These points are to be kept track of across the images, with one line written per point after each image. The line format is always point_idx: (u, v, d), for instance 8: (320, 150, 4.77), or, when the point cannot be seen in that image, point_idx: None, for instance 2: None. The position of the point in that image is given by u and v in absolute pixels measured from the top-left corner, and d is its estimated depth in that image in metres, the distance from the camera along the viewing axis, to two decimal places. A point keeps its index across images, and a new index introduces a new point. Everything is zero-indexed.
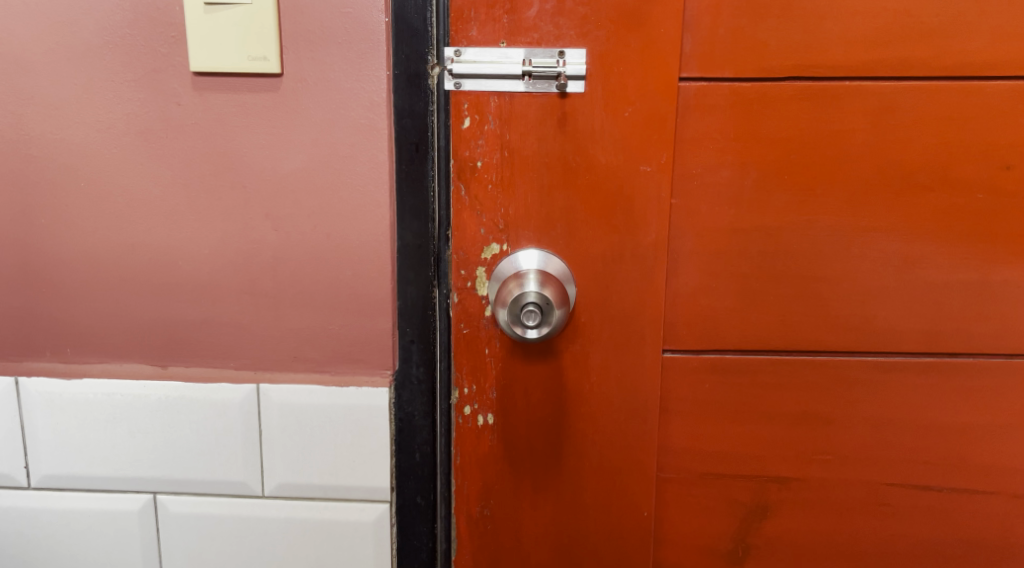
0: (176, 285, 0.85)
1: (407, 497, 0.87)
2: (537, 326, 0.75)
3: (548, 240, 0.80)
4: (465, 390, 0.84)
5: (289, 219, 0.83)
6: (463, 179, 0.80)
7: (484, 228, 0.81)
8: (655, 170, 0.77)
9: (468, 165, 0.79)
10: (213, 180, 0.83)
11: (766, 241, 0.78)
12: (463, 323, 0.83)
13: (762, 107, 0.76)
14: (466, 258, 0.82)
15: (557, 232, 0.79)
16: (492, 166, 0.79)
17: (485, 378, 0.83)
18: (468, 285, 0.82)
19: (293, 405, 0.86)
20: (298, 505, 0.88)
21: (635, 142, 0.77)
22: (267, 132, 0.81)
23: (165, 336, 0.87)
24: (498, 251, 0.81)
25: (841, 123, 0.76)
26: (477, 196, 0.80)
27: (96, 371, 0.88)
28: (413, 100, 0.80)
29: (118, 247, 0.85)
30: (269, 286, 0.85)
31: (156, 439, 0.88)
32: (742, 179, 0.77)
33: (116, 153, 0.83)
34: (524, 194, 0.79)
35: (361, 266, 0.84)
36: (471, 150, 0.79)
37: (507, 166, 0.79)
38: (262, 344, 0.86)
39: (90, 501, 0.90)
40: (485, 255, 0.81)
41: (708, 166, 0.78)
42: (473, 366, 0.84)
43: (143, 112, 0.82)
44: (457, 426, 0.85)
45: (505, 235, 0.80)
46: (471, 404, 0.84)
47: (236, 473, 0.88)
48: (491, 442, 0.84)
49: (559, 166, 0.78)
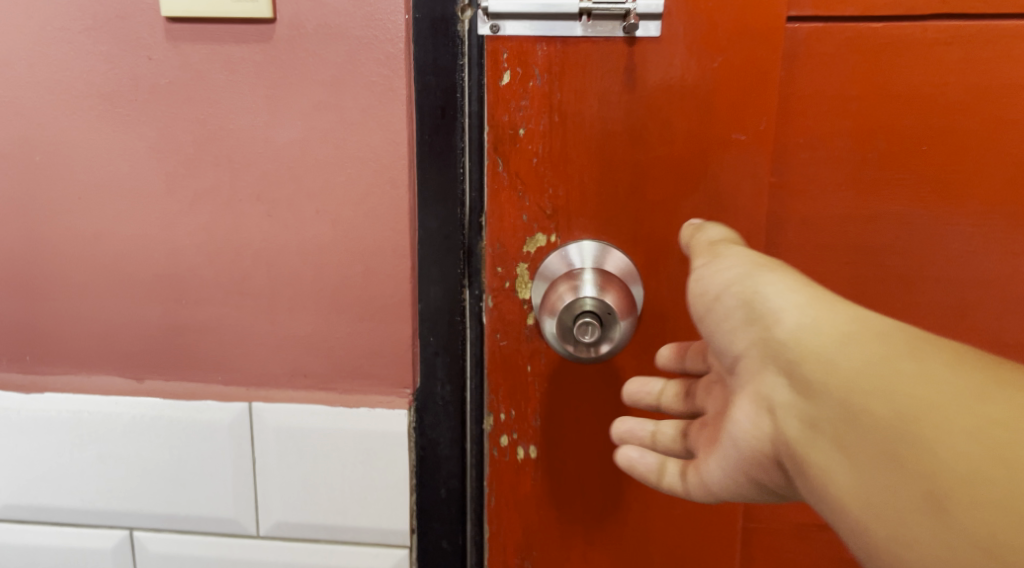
0: (153, 283, 0.70)
1: (431, 541, 0.72)
2: (596, 343, 0.58)
3: (610, 229, 0.63)
4: (501, 416, 0.69)
5: (287, 201, 0.67)
6: (500, 150, 0.63)
7: (527, 214, 0.65)
8: (761, 133, 0.60)
9: (507, 133, 0.63)
10: (192, 153, 0.67)
11: (894, 231, 0.61)
12: (499, 334, 0.67)
13: (889, 58, 0.59)
14: (503, 253, 0.66)
15: (621, 220, 0.63)
16: (539, 135, 0.62)
17: (526, 404, 0.68)
18: (507, 286, 0.66)
19: (292, 429, 0.71)
20: (300, 548, 0.73)
21: (727, 103, 0.60)
22: (257, 92, 0.66)
23: (140, 343, 0.72)
24: (544, 243, 0.65)
25: (996, 82, 0.58)
26: (520, 173, 0.64)
27: (59, 385, 0.73)
28: (438, 52, 0.64)
29: (81, 237, 0.70)
30: (262, 284, 0.69)
31: (131, 466, 0.74)
32: (865, 150, 0.60)
33: (76, 121, 0.67)
34: (580, 171, 0.63)
35: (374, 261, 0.68)
36: (511, 114, 0.62)
37: (558, 136, 0.62)
38: (254, 355, 0.71)
39: (56, 537, 0.76)
40: (527, 248, 0.65)
41: (820, 135, 0.61)
42: (511, 389, 0.68)
43: (105, 68, 0.66)
44: (490, 461, 0.70)
45: (554, 223, 0.64)
46: (508, 435, 0.69)
47: (226, 509, 0.73)
48: (533, 480, 0.69)
49: (623, 137, 0.61)
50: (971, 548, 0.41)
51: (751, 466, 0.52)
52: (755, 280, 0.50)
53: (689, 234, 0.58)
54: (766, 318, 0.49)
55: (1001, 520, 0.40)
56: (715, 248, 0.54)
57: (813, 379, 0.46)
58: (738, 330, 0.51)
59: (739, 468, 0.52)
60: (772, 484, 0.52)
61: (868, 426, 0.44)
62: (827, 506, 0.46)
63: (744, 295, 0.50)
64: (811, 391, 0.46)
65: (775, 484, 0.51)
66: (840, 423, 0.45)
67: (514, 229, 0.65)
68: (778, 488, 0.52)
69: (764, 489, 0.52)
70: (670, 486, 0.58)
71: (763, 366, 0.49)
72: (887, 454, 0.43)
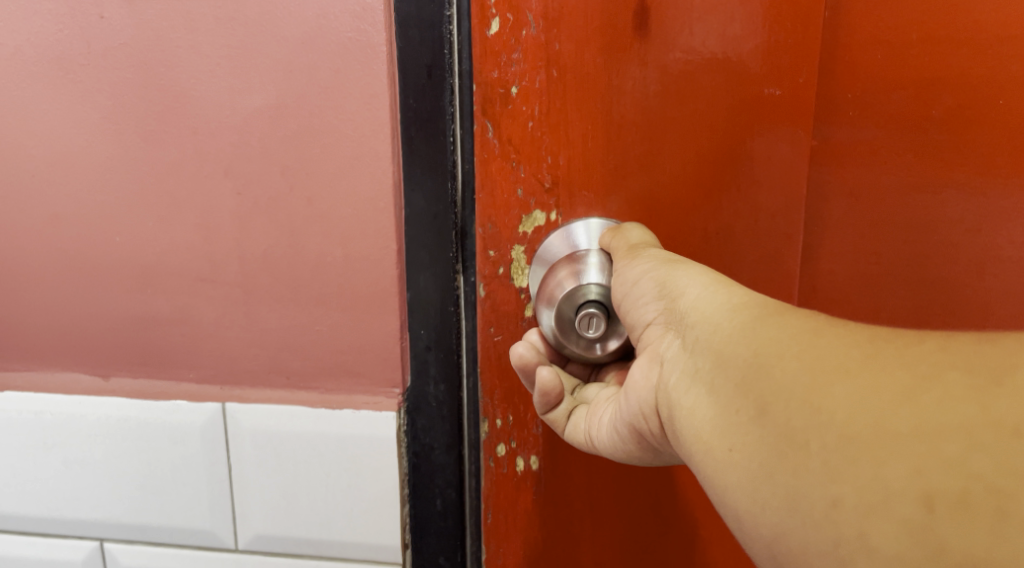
0: (115, 271, 0.63)
1: (428, 559, 0.64)
2: (599, 337, 0.55)
3: (616, 200, 0.59)
4: (498, 421, 0.63)
5: (257, 178, 0.60)
6: (489, 115, 0.57)
7: (522, 188, 0.59)
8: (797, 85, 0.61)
9: (497, 92, 0.57)
10: (153, 125, 0.60)
11: (952, 191, 0.60)
12: (492, 328, 0.61)
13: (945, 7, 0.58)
14: (496, 234, 0.59)
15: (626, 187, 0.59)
16: (534, 92, 0.57)
17: (528, 408, 0.63)
18: (500, 273, 0.60)
19: (270, 433, 0.64)
20: (281, 564, 0.66)
21: (777, 56, 0.60)
22: (222, 53, 0.58)
23: (103, 337, 0.65)
24: (543, 222, 0.59)
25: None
26: (512, 139, 0.58)
27: (20, 382, 0.66)
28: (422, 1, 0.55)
29: (37, 220, 0.63)
30: (234, 271, 0.62)
31: (99, 472, 0.67)
32: (925, 102, 0.60)
33: (27, 91, 0.61)
34: (581, 136, 0.58)
35: (357, 245, 0.60)
36: (501, 70, 0.56)
37: (550, 93, 0.57)
38: (227, 350, 0.64)
39: (22, 548, 0.69)
40: (524, 228, 0.59)
41: (875, 91, 0.61)
42: (511, 391, 0.62)
43: (55, 30, 0.59)
44: (486, 473, 0.63)
45: (554, 197, 0.59)
46: (507, 443, 0.63)
47: (201, 520, 0.66)
48: (535, 493, 0.64)
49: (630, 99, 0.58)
50: (824, 484, 0.40)
51: (636, 417, 0.51)
52: (672, 268, 0.50)
53: (609, 238, 0.56)
54: (674, 294, 0.49)
55: (845, 457, 0.39)
56: (636, 250, 0.53)
57: (700, 338, 0.46)
58: (649, 302, 0.50)
59: (625, 421, 0.52)
60: (652, 438, 0.51)
61: (744, 378, 0.43)
62: (693, 449, 0.45)
63: (659, 277, 0.50)
64: (693, 345, 0.47)
65: (655, 441, 0.51)
66: (719, 375, 0.45)
67: (506, 203, 0.59)
68: (658, 446, 0.51)
69: (643, 441, 0.52)
70: (551, 417, 0.57)
71: (665, 331, 0.49)
72: (753, 400, 0.43)
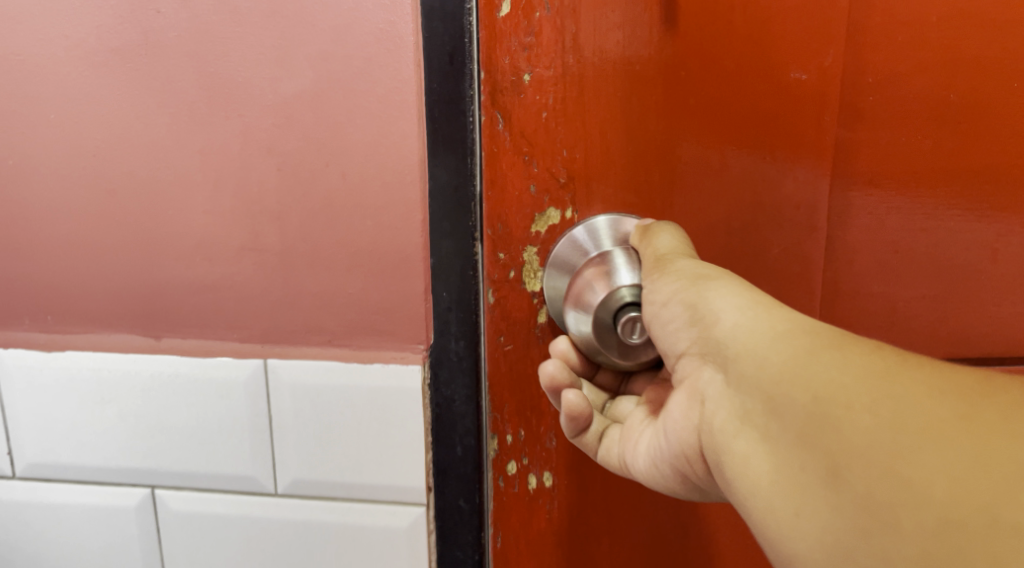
0: (167, 241, 0.70)
1: (450, 499, 0.71)
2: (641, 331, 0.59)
3: (626, 184, 0.66)
4: (508, 439, 0.70)
5: (296, 155, 0.67)
6: (498, 106, 0.64)
7: (536, 183, 0.66)
8: (818, 71, 0.65)
9: (507, 81, 0.64)
10: (204, 108, 0.67)
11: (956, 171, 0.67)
12: (503, 337, 0.68)
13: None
14: (507, 233, 0.66)
15: (634, 174, 0.66)
16: (546, 78, 0.64)
17: (536, 425, 0.70)
18: (510, 277, 0.67)
19: (307, 386, 0.71)
20: (317, 505, 0.73)
21: (800, 39, 0.64)
22: (266, 44, 0.65)
23: (156, 301, 0.72)
24: (558, 219, 0.67)
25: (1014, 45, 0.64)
26: (524, 130, 0.65)
27: (78, 343, 0.73)
28: None
29: (97, 195, 0.70)
30: (275, 240, 0.69)
31: (150, 424, 0.74)
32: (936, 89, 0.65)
33: (90, 78, 0.68)
34: (592, 124, 0.65)
35: (386, 215, 0.67)
36: (512, 60, 0.63)
37: (562, 84, 0.64)
38: (268, 312, 0.71)
39: (80, 494, 0.77)
40: (536, 228, 0.67)
41: (893, 79, 0.65)
42: (518, 408, 0.70)
43: (116, 23, 0.66)
44: (496, 488, 0.72)
45: (568, 191, 0.66)
46: (517, 461, 0.71)
47: (244, 467, 0.73)
48: (546, 507, 0.72)
49: (655, 77, 0.64)
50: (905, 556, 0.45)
51: (684, 457, 0.57)
52: (700, 285, 0.54)
53: (640, 238, 0.61)
54: (708, 320, 0.53)
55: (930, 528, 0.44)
56: (661, 261, 0.58)
57: (753, 386, 0.51)
58: (682, 330, 0.55)
59: (672, 459, 0.58)
60: (696, 477, 0.57)
61: (813, 437, 0.48)
62: (753, 503, 0.50)
63: (689, 301, 0.54)
64: (743, 389, 0.51)
65: (700, 478, 0.57)
66: (779, 428, 0.49)
67: (517, 197, 0.66)
68: (704, 484, 0.57)
69: (688, 479, 0.58)
70: (583, 440, 0.64)
71: (703, 364, 0.54)
72: (823, 462, 0.47)
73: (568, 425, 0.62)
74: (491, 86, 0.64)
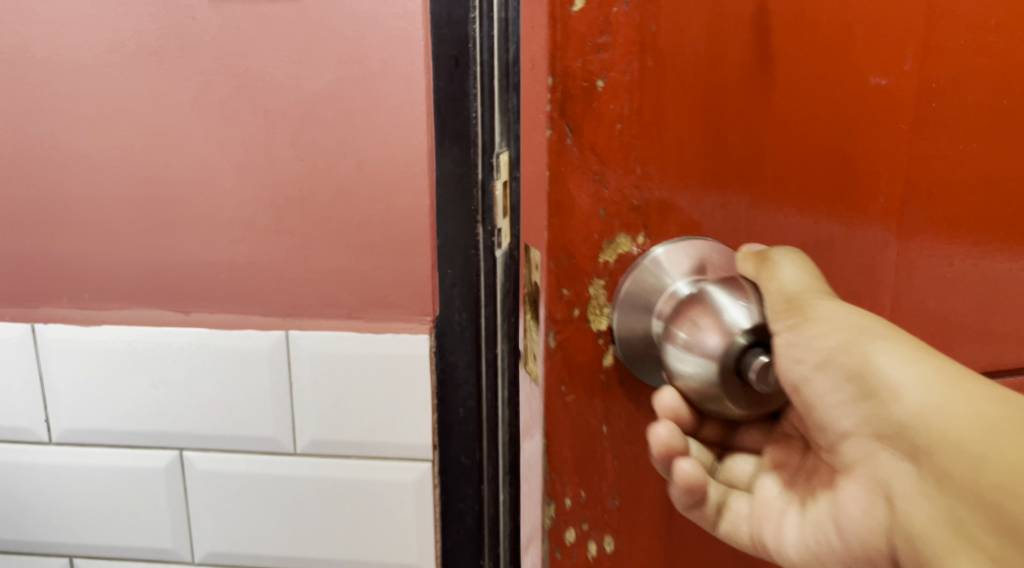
0: (197, 224, 0.78)
1: (453, 456, 0.79)
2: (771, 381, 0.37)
3: (709, 206, 0.41)
4: (567, 500, 0.42)
5: (317, 146, 0.75)
6: (570, 113, 0.39)
7: (606, 208, 0.40)
8: (907, 76, 0.43)
9: (578, 87, 0.39)
10: (233, 104, 0.75)
11: None
12: (563, 384, 0.41)
13: None
14: (573, 265, 0.40)
15: (719, 204, 0.41)
16: (625, 85, 0.39)
17: (604, 469, 0.42)
18: (576, 316, 0.41)
19: (325, 354, 0.79)
20: (333, 463, 0.81)
21: None
22: (291, 47, 0.73)
23: (186, 279, 0.80)
24: (629, 248, 0.41)
25: None
26: (589, 143, 0.39)
27: (113, 318, 0.81)
28: (452, 5, 0.70)
29: (134, 183, 0.78)
30: (296, 223, 0.77)
31: (180, 391, 0.82)
32: None
33: (129, 77, 0.75)
34: (681, 137, 0.40)
35: (398, 199, 0.76)
36: (587, 58, 0.38)
37: (644, 84, 0.39)
38: (290, 288, 0.79)
39: (113, 458, 0.84)
40: (603, 256, 0.40)
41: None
42: (580, 453, 0.42)
43: (154, 28, 0.74)
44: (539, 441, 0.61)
45: (643, 218, 0.40)
46: (579, 526, 0.43)
47: (266, 429, 0.81)
48: None
49: (744, 27, 0.40)
50: None
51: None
52: (865, 344, 0.37)
53: (750, 268, 0.40)
54: (883, 394, 0.36)
55: None
56: (795, 303, 0.38)
57: (949, 475, 0.35)
58: (845, 407, 0.37)
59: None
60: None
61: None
62: None
63: (849, 365, 0.37)
64: (939, 481, 0.36)
65: None
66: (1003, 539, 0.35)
67: (582, 224, 0.40)
68: None
69: None
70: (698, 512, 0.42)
71: (879, 445, 0.37)
72: None
73: (681, 500, 0.41)
74: (555, 77, 0.39)
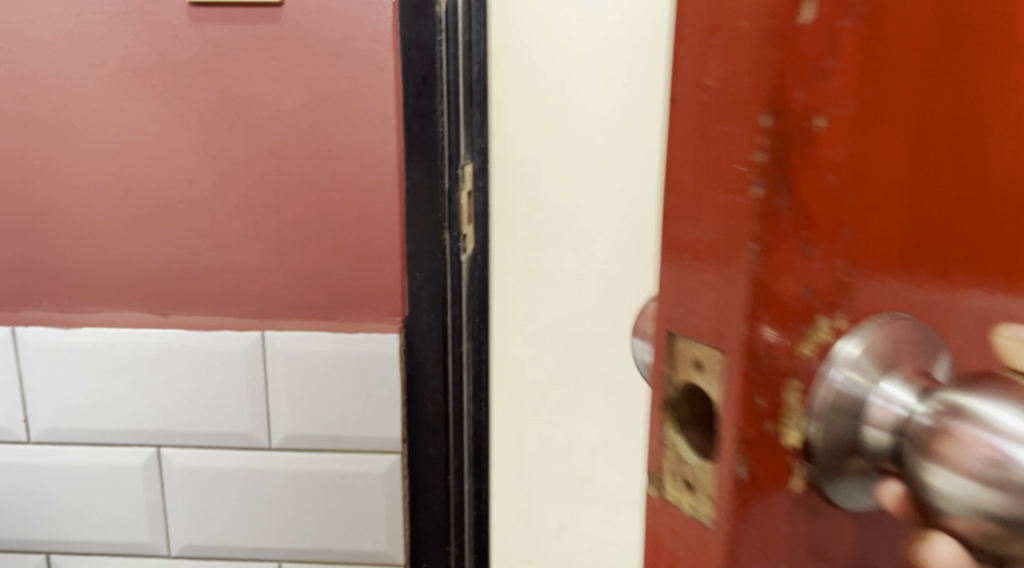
0: (177, 231, 0.82)
1: (421, 446, 0.85)
2: None
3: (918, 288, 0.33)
4: None
5: (293, 158, 0.80)
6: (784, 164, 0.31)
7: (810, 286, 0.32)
8: None
9: (798, 128, 0.31)
10: (212, 118, 0.79)
11: None
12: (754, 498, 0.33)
13: None
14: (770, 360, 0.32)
15: (911, 289, 0.33)
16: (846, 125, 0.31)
17: None
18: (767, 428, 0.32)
19: (300, 353, 0.83)
20: (306, 456, 0.86)
21: None
22: (268, 65, 0.78)
23: (164, 283, 0.83)
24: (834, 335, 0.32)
25: None
26: (796, 199, 0.31)
27: (93, 320, 0.84)
28: (420, 29, 0.76)
29: (117, 191, 0.81)
30: (272, 230, 0.82)
31: (158, 390, 0.85)
32: None
33: (111, 91, 0.79)
34: (873, 206, 0.32)
35: (370, 207, 0.81)
36: (813, 87, 0.30)
37: (866, 126, 0.31)
38: (266, 291, 0.83)
39: (92, 455, 0.87)
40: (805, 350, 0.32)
41: None
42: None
43: (136, 46, 0.78)
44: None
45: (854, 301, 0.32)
46: None
47: (242, 425, 0.86)
48: None
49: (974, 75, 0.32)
50: None
51: None
52: None
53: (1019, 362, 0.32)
54: None
55: None
56: None
57: None
58: None
59: None
60: None
61: None
62: None
63: None
64: None
65: None
66: None
67: (734, 309, 0.32)
68: None
69: None
70: None
71: None
72: None
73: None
74: (772, 114, 0.31)
